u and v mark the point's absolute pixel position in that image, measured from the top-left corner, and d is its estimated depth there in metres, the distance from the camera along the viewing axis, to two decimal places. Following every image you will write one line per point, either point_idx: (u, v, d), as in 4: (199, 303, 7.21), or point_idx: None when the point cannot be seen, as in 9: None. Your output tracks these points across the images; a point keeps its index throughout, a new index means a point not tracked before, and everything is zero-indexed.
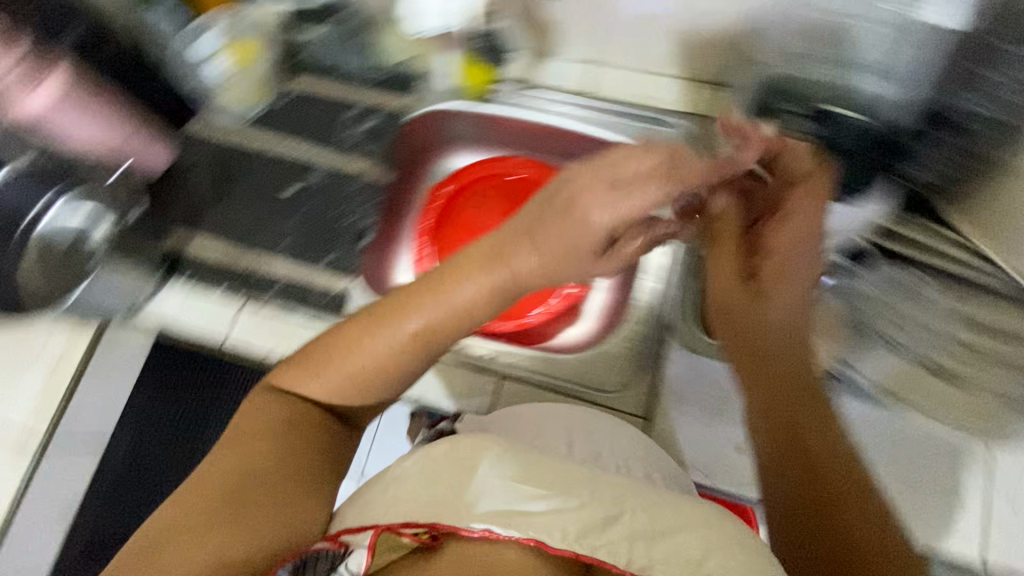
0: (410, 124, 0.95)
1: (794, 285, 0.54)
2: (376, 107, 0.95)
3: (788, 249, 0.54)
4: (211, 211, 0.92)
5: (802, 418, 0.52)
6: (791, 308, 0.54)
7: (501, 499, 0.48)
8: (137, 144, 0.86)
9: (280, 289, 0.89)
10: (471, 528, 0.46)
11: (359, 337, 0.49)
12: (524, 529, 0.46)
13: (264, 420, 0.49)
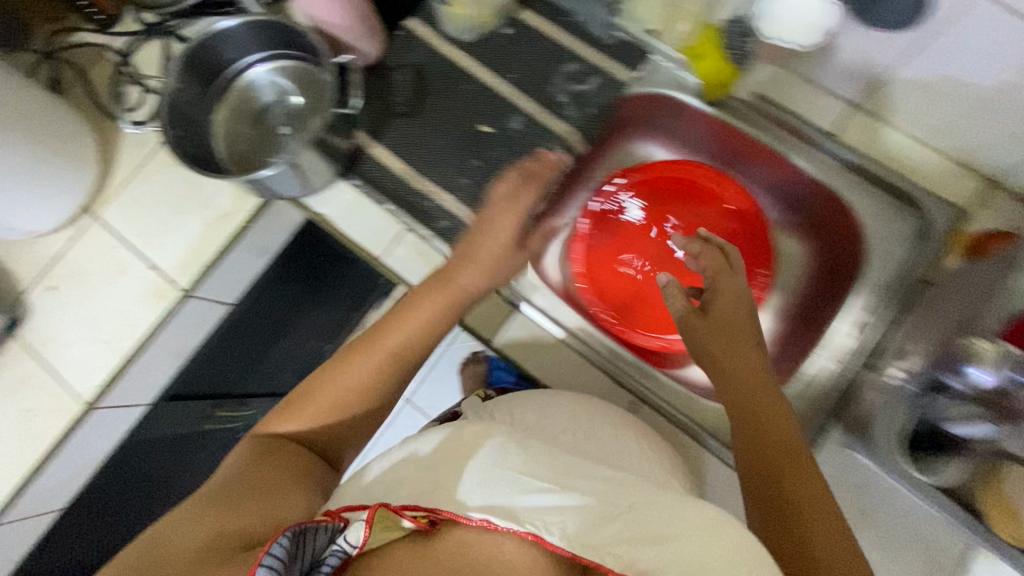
0: (638, 101, 0.88)
1: (745, 374, 0.61)
2: (600, 67, 0.89)
3: (736, 344, 0.63)
4: (402, 122, 0.88)
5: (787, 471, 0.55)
6: (735, 395, 0.61)
7: (485, 492, 0.50)
8: (361, 33, 0.84)
9: (448, 225, 0.85)
10: (469, 516, 0.48)
11: (357, 359, 0.62)
12: (523, 524, 0.48)
13: (250, 458, 0.56)
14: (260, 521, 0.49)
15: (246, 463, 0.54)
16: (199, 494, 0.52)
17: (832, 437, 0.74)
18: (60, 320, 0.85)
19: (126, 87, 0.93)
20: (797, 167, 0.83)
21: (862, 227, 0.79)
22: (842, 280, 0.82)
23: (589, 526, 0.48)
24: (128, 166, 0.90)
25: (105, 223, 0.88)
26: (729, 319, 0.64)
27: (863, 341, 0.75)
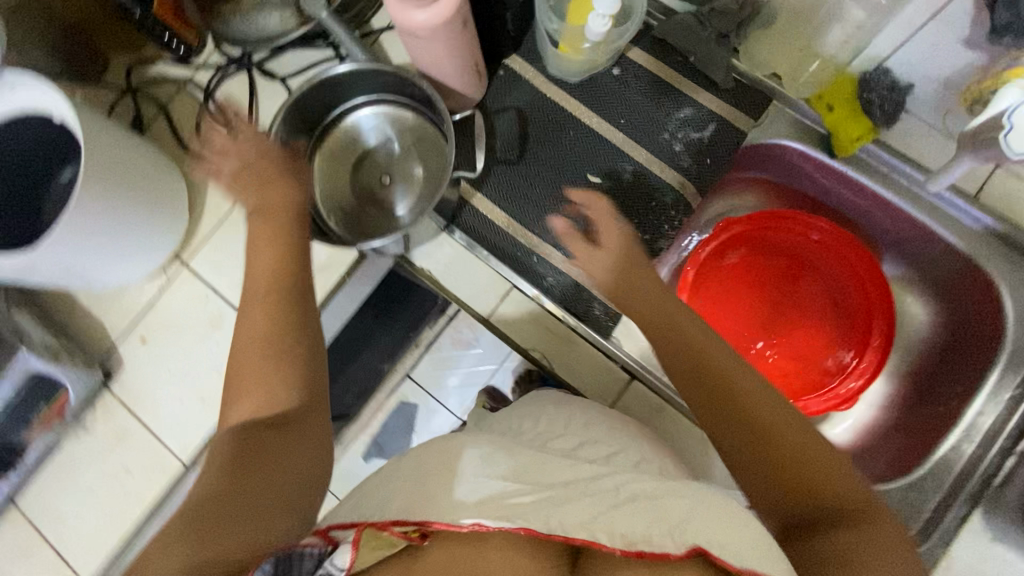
0: (763, 148, 0.83)
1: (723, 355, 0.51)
2: (717, 114, 0.84)
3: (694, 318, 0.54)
4: (507, 171, 0.84)
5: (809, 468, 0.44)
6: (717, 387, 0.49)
7: (481, 489, 0.44)
8: (467, 78, 0.78)
9: (557, 282, 0.82)
10: (459, 522, 0.41)
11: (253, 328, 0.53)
12: (513, 519, 0.41)
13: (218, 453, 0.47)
14: (247, 544, 0.42)
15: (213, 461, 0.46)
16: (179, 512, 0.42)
17: (975, 526, 0.70)
18: (153, 373, 0.83)
19: (207, 123, 0.88)
20: (930, 226, 0.78)
21: (1000, 292, 0.74)
22: (975, 346, 0.77)
23: (582, 507, 0.42)
24: (216, 211, 0.87)
25: (194, 272, 0.85)
26: (670, 317, 0.53)
27: (1007, 418, 0.72)
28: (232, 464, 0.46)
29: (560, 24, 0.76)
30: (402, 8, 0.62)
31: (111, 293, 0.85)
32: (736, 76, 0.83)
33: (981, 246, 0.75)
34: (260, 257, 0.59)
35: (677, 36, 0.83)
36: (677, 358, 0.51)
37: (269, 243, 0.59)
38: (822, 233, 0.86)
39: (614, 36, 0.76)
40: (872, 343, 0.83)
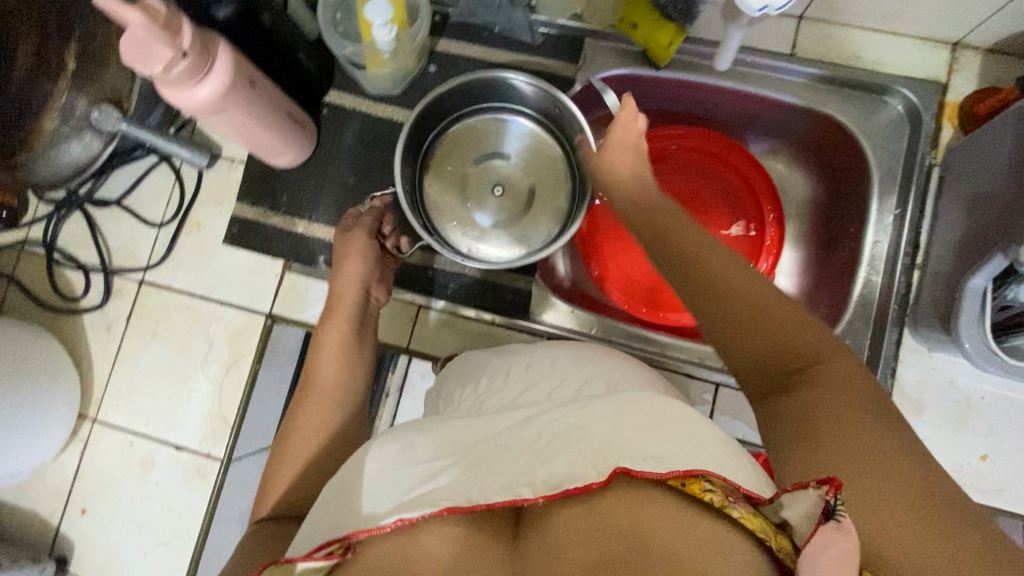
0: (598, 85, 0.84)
1: (769, 303, 0.48)
2: (541, 71, 0.85)
3: (718, 269, 0.50)
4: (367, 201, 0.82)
5: (837, 410, 0.43)
6: (752, 343, 0.48)
7: (397, 492, 0.47)
8: (288, 122, 0.74)
9: (459, 285, 0.82)
10: (380, 525, 0.45)
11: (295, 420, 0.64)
12: (436, 503, 0.45)
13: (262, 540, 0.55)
14: None
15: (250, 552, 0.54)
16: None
17: (908, 343, 0.73)
18: (108, 539, 0.80)
19: (61, 275, 0.84)
20: (767, 96, 0.80)
21: (852, 133, 0.77)
22: (851, 186, 0.81)
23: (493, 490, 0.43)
24: (104, 357, 0.82)
25: (107, 424, 0.81)
26: (686, 249, 0.53)
27: (899, 238, 0.75)
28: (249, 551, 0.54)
29: (355, 46, 0.76)
30: (175, 91, 0.60)
31: (36, 477, 0.81)
32: (543, 29, 0.84)
33: (818, 96, 0.80)
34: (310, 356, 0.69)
35: (476, 13, 0.83)
36: (728, 316, 0.48)
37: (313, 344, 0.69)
38: (686, 140, 0.89)
39: (409, 36, 0.75)
40: (768, 218, 0.87)
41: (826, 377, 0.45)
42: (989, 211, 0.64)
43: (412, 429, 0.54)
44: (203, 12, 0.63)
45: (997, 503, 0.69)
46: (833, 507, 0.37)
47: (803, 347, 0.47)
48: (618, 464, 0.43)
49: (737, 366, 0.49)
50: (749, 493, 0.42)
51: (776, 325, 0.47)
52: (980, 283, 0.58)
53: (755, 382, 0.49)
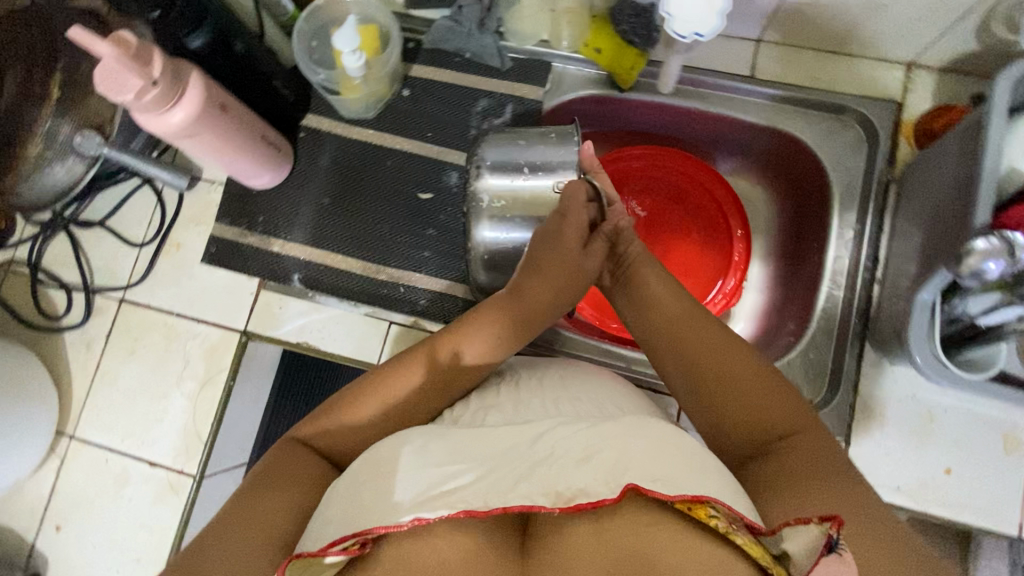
0: (568, 105, 0.88)
1: (740, 372, 0.60)
2: (509, 94, 0.87)
3: (698, 338, 0.62)
4: (340, 222, 0.85)
5: (808, 463, 0.53)
6: (727, 406, 0.59)
7: (417, 488, 0.51)
8: (260, 144, 0.77)
9: (429, 301, 0.82)
10: (399, 522, 0.48)
11: (373, 399, 0.61)
12: (454, 505, 0.50)
13: (296, 470, 0.57)
14: (260, 528, 0.52)
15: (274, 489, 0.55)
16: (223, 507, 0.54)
17: (869, 358, 0.73)
18: (79, 554, 0.80)
19: (44, 292, 0.86)
20: (731, 117, 0.84)
21: (811, 150, 0.81)
22: (813, 202, 0.83)
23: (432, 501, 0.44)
24: (83, 375, 0.84)
25: (85, 440, 0.82)
26: (683, 325, 0.64)
27: (858, 253, 0.77)
28: (270, 471, 0.57)
29: (327, 72, 0.79)
30: (147, 116, 0.62)
31: (13, 493, 0.82)
32: (512, 54, 0.87)
33: (778, 115, 0.82)
34: (440, 348, 0.65)
35: (448, 38, 0.86)
36: (709, 383, 0.60)
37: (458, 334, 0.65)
38: (664, 159, 0.91)
39: (379, 62, 0.79)
40: (734, 234, 0.89)
41: (793, 438, 0.56)
42: (936, 224, 0.65)
43: (421, 432, 0.58)
44: (177, 41, 0.66)
45: (959, 518, 0.69)
46: (835, 540, 0.44)
47: (775, 416, 0.57)
48: (630, 482, 0.49)
49: (714, 426, 0.60)
50: (753, 524, 0.48)
51: (751, 386, 0.59)
52: (927, 296, 0.59)
53: (733, 445, 0.59)
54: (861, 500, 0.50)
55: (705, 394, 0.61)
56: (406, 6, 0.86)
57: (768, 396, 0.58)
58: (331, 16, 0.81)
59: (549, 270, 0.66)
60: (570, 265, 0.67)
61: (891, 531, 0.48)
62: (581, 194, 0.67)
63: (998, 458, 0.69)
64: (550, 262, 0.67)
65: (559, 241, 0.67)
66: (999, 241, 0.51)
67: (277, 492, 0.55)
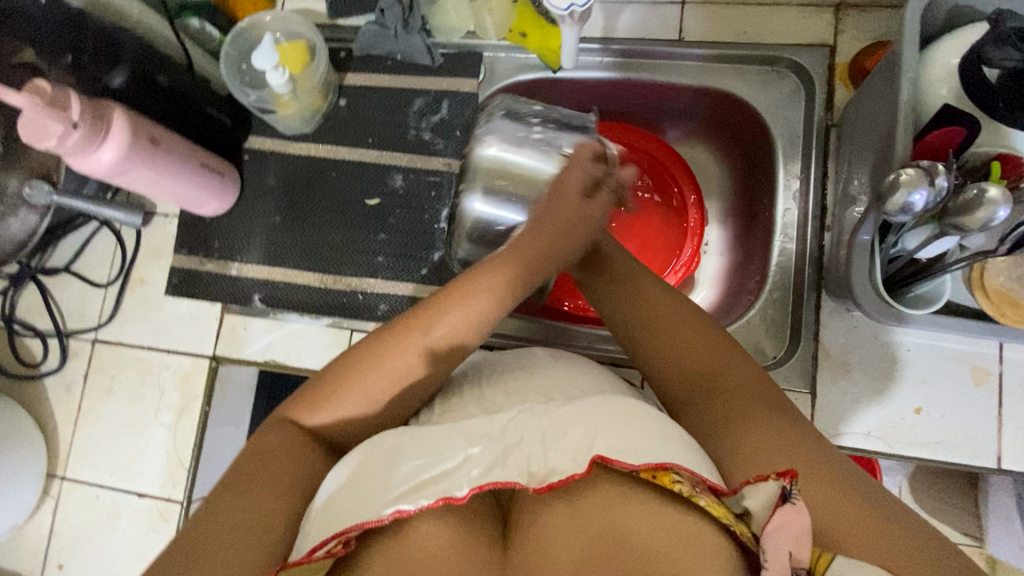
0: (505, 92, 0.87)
1: (675, 320, 0.59)
2: (444, 90, 0.87)
3: (632, 286, 0.63)
4: (293, 237, 0.86)
5: (746, 405, 0.53)
6: (666, 354, 0.58)
7: (397, 482, 0.48)
8: (199, 170, 0.78)
9: (389, 306, 0.82)
10: (380, 517, 0.46)
11: (351, 380, 0.55)
12: (433, 494, 0.47)
13: (286, 464, 0.51)
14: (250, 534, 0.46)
15: (262, 491, 0.49)
16: (202, 519, 0.47)
17: (827, 306, 0.72)
18: None
19: (20, 341, 0.89)
20: (666, 82, 0.83)
21: (749, 105, 0.80)
22: (759, 157, 0.82)
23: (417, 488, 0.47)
24: (66, 418, 0.87)
25: (76, 480, 0.85)
26: (628, 281, 0.64)
27: (805, 203, 0.76)
28: (250, 472, 0.50)
29: (258, 92, 0.80)
30: (79, 158, 0.64)
31: (18, 536, 0.86)
32: (442, 50, 0.87)
33: (713, 75, 0.81)
34: (424, 324, 0.56)
35: (376, 43, 0.87)
36: (647, 333, 0.60)
37: (456, 304, 0.57)
38: (617, 135, 0.90)
39: (307, 75, 0.80)
40: (689, 200, 0.88)
41: (731, 375, 0.56)
42: (868, 162, 0.64)
43: (397, 430, 0.53)
44: (98, 82, 0.69)
45: (935, 457, 0.68)
46: (789, 491, 0.44)
47: (714, 357, 0.57)
48: (597, 453, 0.48)
49: (665, 378, 0.59)
50: (716, 486, 0.47)
51: (687, 328, 0.59)
52: (866, 237, 0.56)
53: (676, 387, 0.58)
54: (805, 443, 0.50)
55: (648, 343, 0.60)
56: (332, 17, 0.87)
57: (703, 341, 0.58)
58: (255, 38, 0.82)
59: (550, 230, 0.63)
60: (567, 220, 0.64)
61: (838, 477, 0.48)
62: (588, 153, 0.67)
63: (968, 391, 0.68)
64: (559, 224, 0.64)
65: (563, 203, 0.64)
66: (918, 171, 0.50)
67: (253, 495, 0.49)
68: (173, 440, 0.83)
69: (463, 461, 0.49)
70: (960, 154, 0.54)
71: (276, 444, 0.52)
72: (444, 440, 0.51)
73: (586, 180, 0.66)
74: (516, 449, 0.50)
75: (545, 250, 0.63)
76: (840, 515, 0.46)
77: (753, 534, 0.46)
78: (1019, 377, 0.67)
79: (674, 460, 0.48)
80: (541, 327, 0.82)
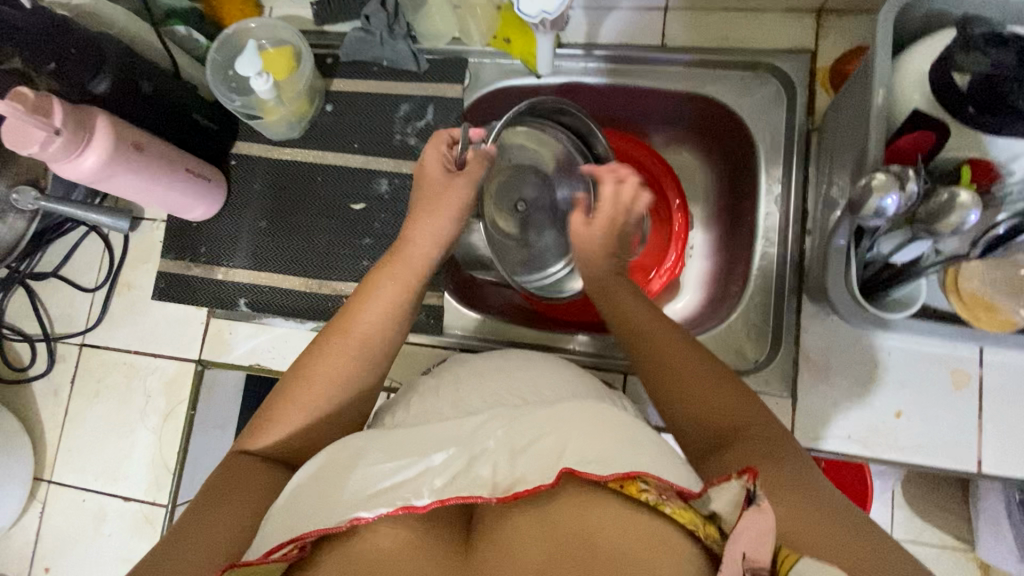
0: (490, 97, 0.88)
1: (691, 367, 0.57)
2: (429, 95, 0.87)
3: (649, 332, 0.62)
4: (279, 242, 0.86)
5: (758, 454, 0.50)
6: (679, 401, 0.56)
7: (358, 491, 0.49)
8: (184, 176, 0.78)
9: None
10: (339, 523, 0.46)
11: (310, 388, 0.57)
12: (392, 502, 0.47)
13: (252, 478, 0.54)
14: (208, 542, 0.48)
15: (226, 503, 0.52)
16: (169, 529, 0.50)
17: (808, 310, 0.72)
18: None
19: (8, 345, 0.90)
20: (649, 87, 0.83)
21: (731, 110, 0.80)
22: (742, 162, 0.83)
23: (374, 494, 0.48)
24: (53, 422, 0.87)
25: (62, 484, 0.85)
26: (644, 327, 0.62)
27: (786, 208, 0.76)
28: (217, 485, 0.53)
29: (243, 98, 0.81)
30: (61, 163, 0.64)
31: (4, 540, 0.86)
32: (427, 56, 0.88)
33: (695, 81, 0.82)
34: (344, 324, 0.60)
35: (362, 48, 0.87)
36: (661, 380, 0.58)
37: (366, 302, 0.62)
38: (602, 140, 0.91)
39: (293, 81, 0.80)
40: (673, 205, 0.88)
41: (747, 427, 0.53)
42: (846, 166, 0.65)
43: (362, 434, 0.54)
44: (80, 89, 0.69)
45: (916, 460, 0.67)
46: (752, 492, 0.44)
47: (729, 406, 0.54)
48: (566, 464, 0.48)
49: (680, 428, 0.56)
50: (683, 491, 0.47)
51: (702, 375, 0.56)
52: (842, 241, 0.56)
53: (691, 437, 0.56)
54: (807, 489, 0.48)
55: (662, 389, 0.58)
56: (318, 24, 0.88)
57: (709, 382, 0.56)
58: (241, 44, 0.82)
59: (428, 211, 0.69)
60: (439, 202, 0.70)
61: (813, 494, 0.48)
62: (444, 136, 0.72)
63: (949, 395, 0.68)
64: (432, 205, 0.69)
65: (432, 193, 0.71)
66: (890, 176, 0.51)
67: (221, 504, 0.51)
68: (158, 444, 0.83)
69: (424, 471, 0.50)
70: (933, 158, 0.54)
71: (245, 458, 0.55)
72: (406, 449, 0.52)
73: (447, 162, 0.71)
74: (479, 459, 0.50)
75: (427, 230, 0.68)
76: (813, 522, 0.46)
77: (722, 535, 0.46)
78: (998, 380, 0.67)
79: (642, 468, 0.48)
80: (525, 331, 0.82)
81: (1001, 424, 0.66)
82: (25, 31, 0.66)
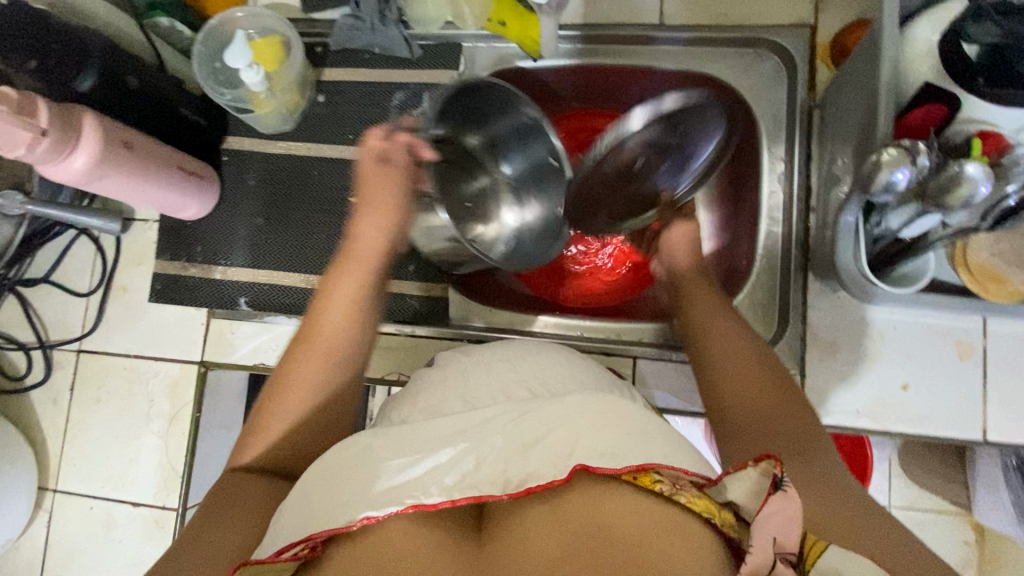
0: None
1: (766, 385, 0.57)
2: (424, 83, 0.85)
3: (730, 351, 0.60)
4: (276, 239, 0.84)
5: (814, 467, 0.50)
6: (742, 413, 0.56)
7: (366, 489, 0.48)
8: (176, 175, 0.76)
9: None
10: (349, 522, 0.45)
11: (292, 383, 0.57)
12: (400, 500, 0.46)
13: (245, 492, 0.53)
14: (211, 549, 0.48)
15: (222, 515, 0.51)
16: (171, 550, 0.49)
17: (814, 287, 0.73)
18: None
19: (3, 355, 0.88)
20: (647, 68, 0.82)
21: (731, 88, 0.79)
22: None
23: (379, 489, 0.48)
24: (55, 431, 0.85)
25: (68, 492, 0.84)
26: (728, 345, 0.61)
27: (790, 186, 0.76)
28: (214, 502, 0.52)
29: (233, 92, 0.78)
30: (50, 166, 0.62)
31: (13, 551, 0.85)
32: (420, 42, 0.85)
33: (693, 60, 0.81)
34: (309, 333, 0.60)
35: (352, 35, 0.85)
36: (738, 394, 0.57)
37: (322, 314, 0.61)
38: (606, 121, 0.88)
39: (284, 71, 0.78)
40: None
41: (815, 450, 0.51)
42: (850, 141, 0.64)
43: (369, 431, 0.53)
44: (65, 86, 0.67)
45: (923, 432, 0.69)
46: (780, 478, 0.44)
47: (797, 430, 0.53)
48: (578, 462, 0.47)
49: (729, 440, 0.55)
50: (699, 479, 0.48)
51: (781, 398, 0.55)
52: (850, 217, 0.56)
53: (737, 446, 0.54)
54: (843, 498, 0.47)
55: (732, 399, 0.57)
56: (306, 11, 0.86)
57: (755, 371, 0.58)
58: (227, 35, 0.80)
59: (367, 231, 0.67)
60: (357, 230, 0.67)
61: (863, 503, 0.47)
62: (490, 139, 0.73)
63: (955, 366, 0.69)
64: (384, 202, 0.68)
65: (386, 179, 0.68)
66: (899, 150, 0.50)
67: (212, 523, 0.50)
68: (165, 447, 0.82)
69: (433, 467, 0.49)
70: (943, 131, 0.55)
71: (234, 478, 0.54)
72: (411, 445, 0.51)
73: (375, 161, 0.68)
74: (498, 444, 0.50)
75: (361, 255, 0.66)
76: (850, 514, 0.46)
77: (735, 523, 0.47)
78: (1003, 350, 0.68)
79: (654, 460, 0.48)
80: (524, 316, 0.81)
81: (1005, 393, 0.68)
82: (10, 31, 0.63)
